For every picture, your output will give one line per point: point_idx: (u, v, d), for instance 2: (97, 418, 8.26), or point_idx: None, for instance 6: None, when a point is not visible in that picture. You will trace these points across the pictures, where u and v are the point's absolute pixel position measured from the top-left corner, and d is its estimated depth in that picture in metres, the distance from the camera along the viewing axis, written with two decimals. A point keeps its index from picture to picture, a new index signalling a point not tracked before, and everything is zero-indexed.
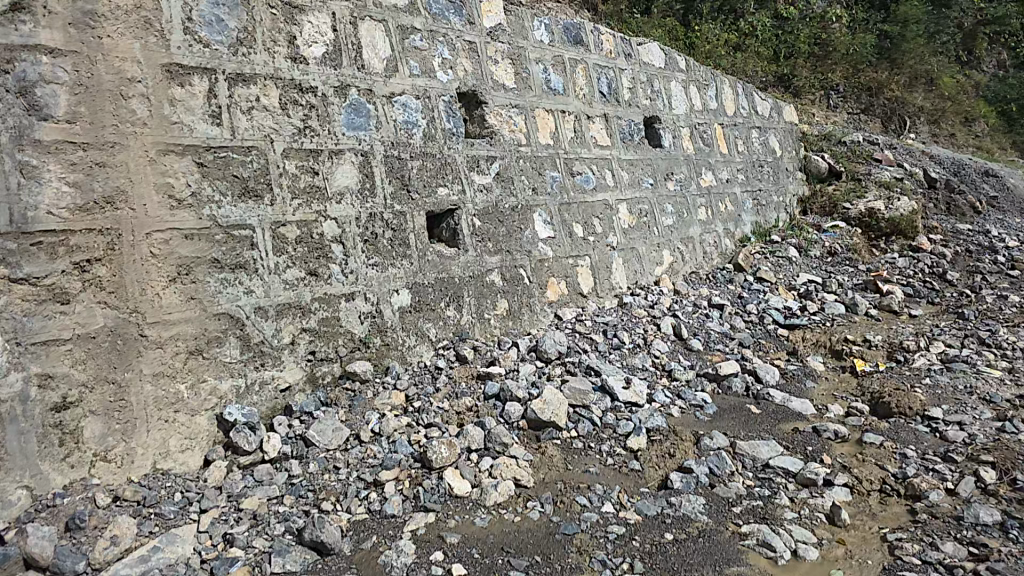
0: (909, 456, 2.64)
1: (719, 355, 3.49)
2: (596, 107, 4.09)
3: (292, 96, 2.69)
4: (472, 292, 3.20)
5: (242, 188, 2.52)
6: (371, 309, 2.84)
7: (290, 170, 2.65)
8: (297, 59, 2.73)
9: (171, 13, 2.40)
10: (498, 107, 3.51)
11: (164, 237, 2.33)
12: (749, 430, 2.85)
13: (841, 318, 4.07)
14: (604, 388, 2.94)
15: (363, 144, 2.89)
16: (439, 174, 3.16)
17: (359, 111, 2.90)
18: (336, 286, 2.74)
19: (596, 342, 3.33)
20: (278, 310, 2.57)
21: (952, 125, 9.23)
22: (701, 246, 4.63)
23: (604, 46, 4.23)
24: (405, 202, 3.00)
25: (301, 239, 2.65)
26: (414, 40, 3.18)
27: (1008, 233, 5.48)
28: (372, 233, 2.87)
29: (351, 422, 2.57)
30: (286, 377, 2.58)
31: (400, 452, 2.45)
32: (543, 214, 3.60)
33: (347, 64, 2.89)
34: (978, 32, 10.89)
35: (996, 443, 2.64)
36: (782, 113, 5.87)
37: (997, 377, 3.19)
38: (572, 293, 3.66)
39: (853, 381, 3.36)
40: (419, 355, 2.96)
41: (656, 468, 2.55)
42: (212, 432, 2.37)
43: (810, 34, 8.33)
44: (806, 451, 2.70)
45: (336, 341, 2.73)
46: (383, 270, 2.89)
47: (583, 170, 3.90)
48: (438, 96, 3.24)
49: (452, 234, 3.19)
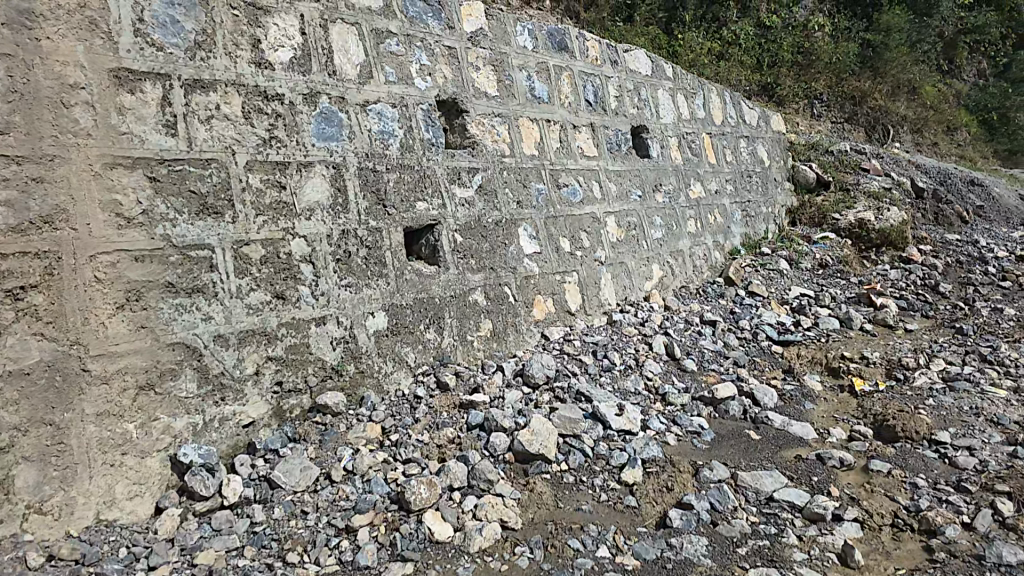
0: (920, 487, 2.49)
1: (714, 375, 3.32)
2: (582, 116, 3.93)
3: (256, 104, 2.48)
4: (454, 313, 2.99)
5: (200, 205, 2.30)
6: (344, 334, 2.62)
7: (254, 184, 2.44)
8: (262, 65, 2.52)
9: (120, 14, 2.19)
10: (480, 116, 3.33)
11: (110, 259, 2.10)
12: (750, 459, 2.68)
13: (836, 333, 3.93)
14: (596, 415, 2.75)
15: (335, 156, 2.68)
16: (418, 187, 2.96)
17: (330, 121, 2.70)
18: (306, 309, 2.52)
19: (586, 364, 3.14)
20: (240, 338, 2.35)
21: (935, 134, 9.26)
22: (690, 259, 4.48)
23: (589, 52, 4.07)
24: (381, 217, 2.79)
25: (266, 259, 2.44)
26: (391, 45, 2.98)
27: (997, 243, 5.41)
28: (345, 251, 2.65)
29: (321, 459, 2.35)
30: (249, 411, 2.36)
31: (375, 493, 2.24)
32: (529, 228, 3.42)
33: (316, 70, 2.68)
34: (958, 42, 10.97)
35: (1010, 470, 2.51)
36: (769, 122, 5.77)
37: (1003, 398, 3.06)
38: (559, 310, 3.47)
39: (853, 401, 3.21)
40: (396, 382, 2.75)
41: (654, 504, 2.36)
42: (165, 475, 2.14)
43: (793, 43, 8.29)
44: (811, 482, 2.53)
45: (305, 370, 2.51)
46: (358, 291, 2.67)
47: (570, 182, 3.73)
48: (416, 104, 3.05)
49: (432, 251, 2.98)
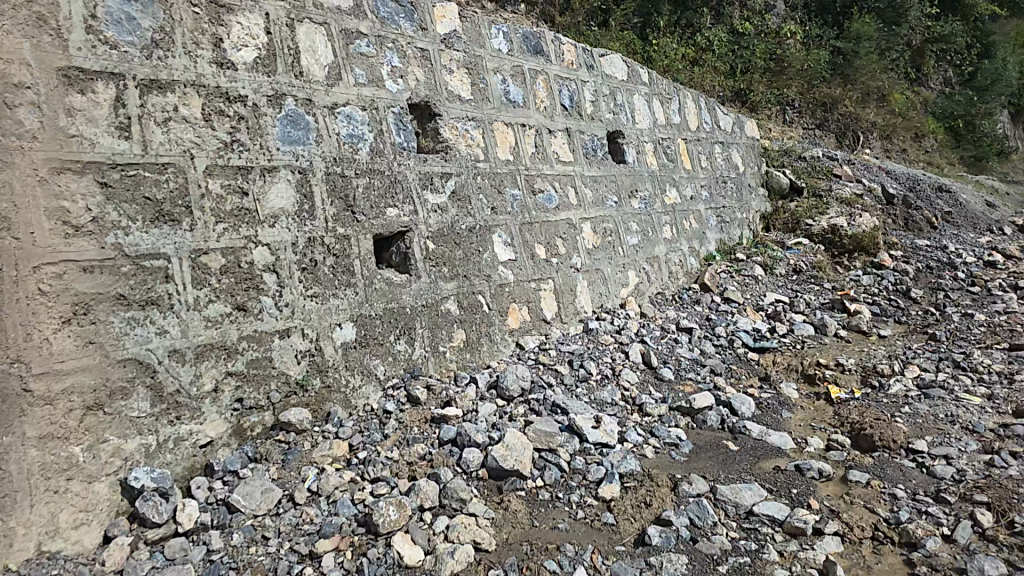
0: (899, 498, 2.46)
1: (691, 384, 3.27)
2: (558, 120, 3.86)
3: (217, 106, 2.35)
4: (426, 323, 2.89)
5: (155, 212, 2.17)
6: (310, 347, 2.50)
7: (214, 190, 2.31)
8: (224, 64, 2.39)
9: (71, 9, 2.06)
10: (453, 120, 3.24)
11: (56, 270, 1.97)
12: (729, 471, 2.63)
13: (811, 340, 3.91)
14: (572, 428, 2.67)
15: (301, 161, 2.56)
16: (388, 193, 2.85)
17: (296, 124, 2.58)
18: (269, 322, 2.40)
19: (562, 375, 3.07)
20: (198, 353, 2.22)
21: (903, 141, 9.42)
22: (666, 265, 4.44)
23: (565, 56, 4.01)
24: (349, 224, 2.68)
25: (226, 268, 2.31)
26: (361, 46, 2.88)
27: (965, 248, 5.49)
28: (311, 260, 2.53)
29: (284, 481, 2.24)
30: (207, 430, 2.24)
31: (341, 515, 2.14)
32: (503, 235, 3.33)
33: (282, 72, 2.56)
34: (925, 50, 11.18)
35: (988, 480, 2.50)
36: (744, 128, 5.78)
37: (978, 405, 3.06)
38: (534, 319, 3.39)
39: (830, 409, 3.19)
40: (365, 397, 2.64)
41: (632, 521, 2.29)
42: (114, 501, 2.01)
43: (766, 50, 8.37)
44: (790, 494, 2.49)
45: (268, 386, 2.39)
46: (324, 301, 2.56)
47: (545, 188, 3.66)
48: (387, 107, 2.94)
49: (403, 258, 2.88)
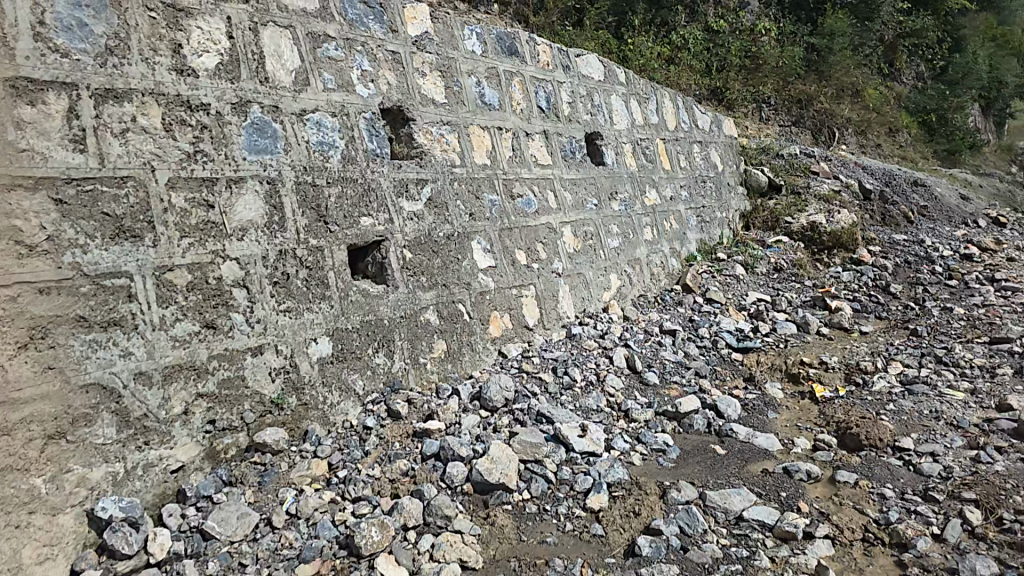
0: (888, 497, 2.43)
1: (676, 387, 3.22)
2: (535, 123, 3.81)
3: (178, 115, 2.26)
4: (405, 335, 2.81)
5: (115, 228, 2.07)
6: (284, 363, 2.41)
7: (177, 203, 2.22)
8: (185, 71, 2.30)
9: (17, 16, 1.95)
10: (428, 124, 3.16)
11: (9, 293, 1.87)
12: (717, 475, 2.58)
13: (794, 338, 3.89)
14: (558, 438, 2.61)
15: (269, 170, 2.47)
16: (362, 202, 2.77)
17: (263, 132, 2.49)
18: (240, 339, 2.31)
19: (545, 383, 3.00)
20: (166, 374, 2.13)
21: (877, 136, 9.53)
22: (648, 267, 4.41)
23: (540, 57, 3.96)
24: (322, 235, 2.60)
25: (193, 285, 2.22)
26: (329, 50, 2.79)
27: (941, 242, 5.57)
28: (283, 273, 2.45)
29: (261, 504, 2.15)
30: (178, 455, 2.15)
31: (322, 537, 2.06)
32: (482, 241, 3.27)
33: (246, 78, 2.47)
34: (897, 45, 11.30)
35: (975, 476, 2.47)
36: (721, 126, 5.77)
37: (961, 400, 3.03)
38: (516, 326, 3.33)
39: (815, 409, 3.16)
40: (344, 413, 2.55)
41: (621, 532, 2.23)
42: (81, 534, 1.91)
43: (741, 47, 8.41)
44: (780, 498, 2.44)
45: (241, 406, 2.30)
46: (298, 316, 2.47)
47: (524, 192, 3.60)
48: (358, 113, 2.86)
49: (379, 269, 2.80)
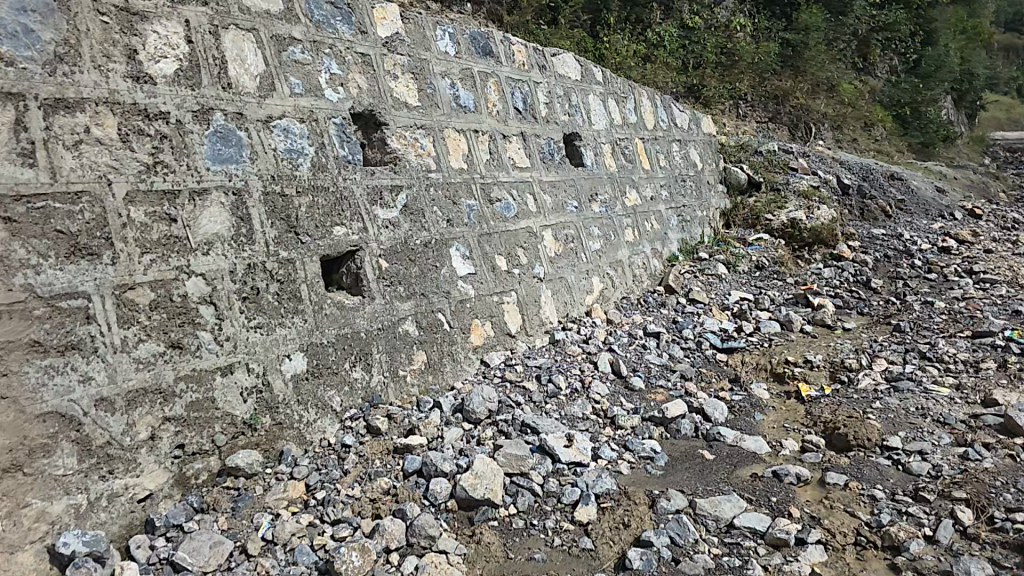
0: (879, 499, 2.31)
1: (662, 392, 3.14)
2: (511, 124, 3.73)
3: (136, 124, 2.15)
4: (383, 347, 2.71)
5: (70, 247, 1.96)
6: (256, 382, 2.30)
7: (137, 218, 2.11)
8: (141, 78, 2.19)
9: None
10: (401, 129, 3.07)
11: None
12: (707, 482, 2.45)
13: (778, 337, 3.85)
14: (543, 449, 2.49)
15: (234, 181, 2.37)
16: (334, 211, 2.67)
17: (227, 141, 2.38)
18: (208, 359, 2.20)
19: (530, 392, 2.91)
20: (129, 399, 2.01)
21: (854, 131, 9.60)
22: (630, 269, 4.36)
23: (516, 57, 3.88)
24: (293, 247, 2.49)
25: (157, 303, 2.11)
26: (295, 52, 2.69)
27: (919, 235, 5.64)
28: (253, 288, 2.34)
29: (235, 530, 2.05)
30: (145, 483, 2.03)
31: (300, 564, 1.96)
32: (461, 248, 3.18)
33: (207, 84, 2.36)
34: (871, 39, 11.38)
35: (964, 474, 2.37)
36: (700, 124, 5.75)
37: (947, 397, 2.97)
38: (498, 334, 3.25)
39: (802, 409, 3.05)
40: (322, 431, 2.45)
41: (611, 545, 2.13)
42: (41, 572, 1.79)
43: (716, 44, 8.43)
44: (770, 503, 2.31)
45: (211, 429, 2.18)
46: (270, 332, 2.36)
47: (502, 196, 3.52)
48: (328, 118, 2.77)
49: (354, 279, 2.71)
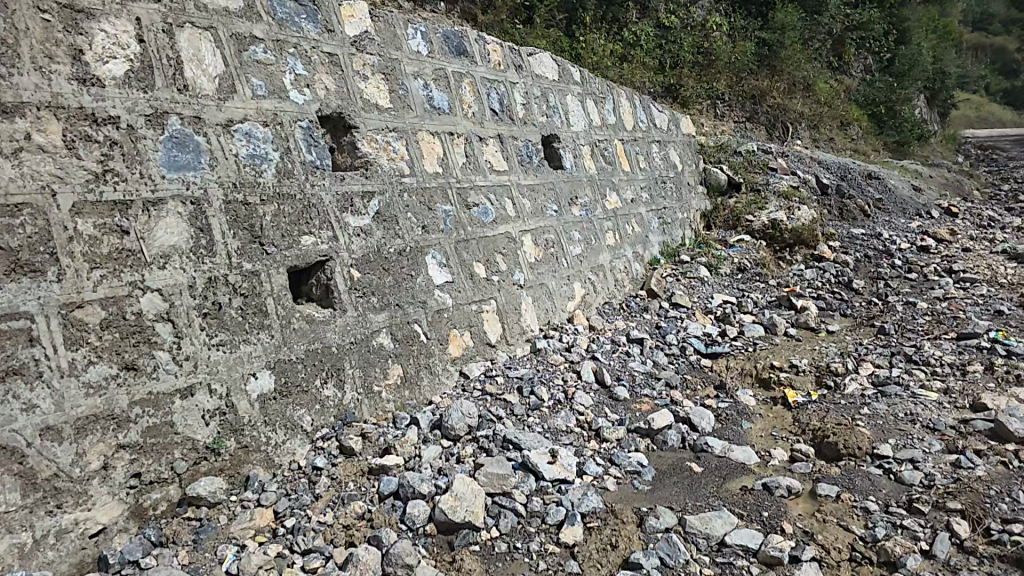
0: (873, 511, 2.22)
1: (647, 400, 3.04)
2: (488, 126, 3.62)
3: (83, 130, 2.01)
4: (356, 362, 2.58)
5: (10, 263, 1.82)
6: (219, 404, 2.15)
7: (86, 231, 1.96)
8: (87, 80, 2.04)
9: None
10: (372, 132, 2.94)
11: None
12: (697, 497, 2.34)
13: (762, 341, 3.78)
14: (526, 466, 2.36)
15: (193, 189, 2.22)
16: (302, 219, 2.54)
17: (184, 146, 2.23)
18: (166, 380, 2.04)
19: (511, 405, 2.80)
20: (78, 427, 1.85)
21: (830, 130, 9.65)
22: (612, 273, 4.27)
23: (490, 57, 3.77)
24: (258, 259, 2.35)
25: (108, 322, 1.96)
26: (256, 52, 2.55)
27: (898, 234, 5.65)
28: (214, 303, 2.20)
29: (197, 565, 1.90)
30: (97, 517, 1.87)
31: None
32: (437, 255, 3.06)
33: (161, 86, 2.21)
34: (845, 39, 11.43)
35: (958, 484, 2.30)
36: (679, 125, 5.69)
37: (935, 401, 2.92)
38: (477, 344, 3.13)
39: (789, 416, 2.97)
40: (291, 453, 2.30)
41: (598, 568, 2.00)
42: None
43: (693, 43, 8.40)
44: (762, 518, 2.20)
45: (170, 455, 2.03)
46: (233, 349, 2.21)
47: (480, 201, 3.41)
48: (293, 121, 2.63)
49: (324, 291, 2.57)
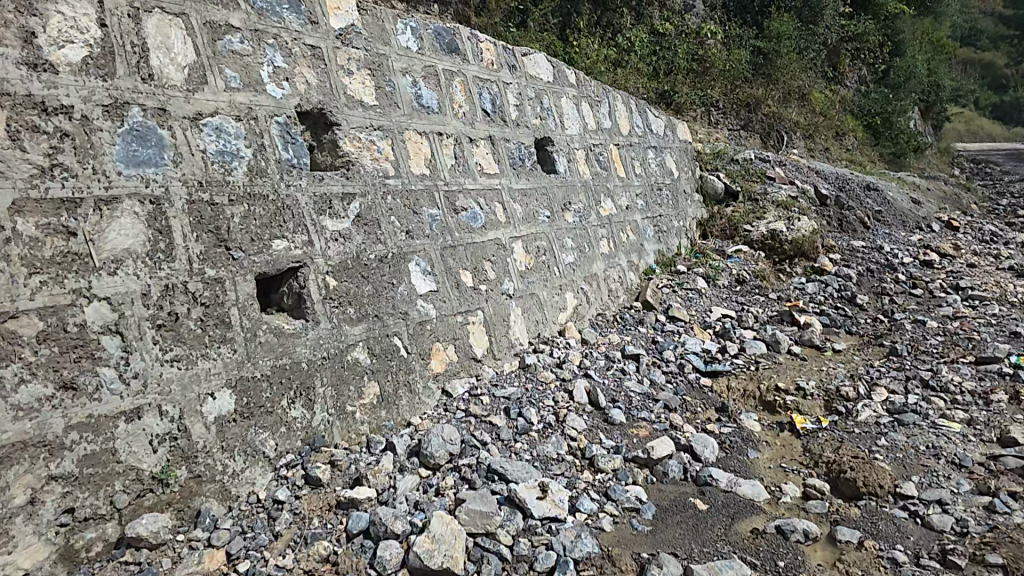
0: (901, 563, 2.03)
1: (644, 424, 2.85)
2: (479, 127, 3.43)
3: (29, 119, 1.80)
4: (329, 380, 2.37)
5: None
6: (171, 427, 1.93)
7: (25, 232, 1.75)
8: (39, 66, 1.83)
9: None
10: (355, 130, 2.74)
11: None
12: (701, 541, 2.15)
13: (764, 358, 3.60)
14: (513, 501, 2.16)
15: (152, 186, 2.01)
16: (274, 221, 2.33)
17: (145, 140, 2.02)
18: (110, 402, 1.82)
19: (496, 429, 2.60)
20: (2, 456, 1.64)
21: (825, 140, 9.55)
22: (605, 283, 4.08)
23: (484, 55, 3.58)
24: (222, 264, 2.14)
25: (46, 335, 1.75)
26: (231, 42, 2.34)
27: (902, 248, 5.51)
28: (171, 313, 1.98)
29: None
30: (18, 561, 1.64)
31: None
32: (422, 263, 2.86)
33: (123, 74, 2.00)
34: (841, 50, 11.38)
35: (996, 534, 2.13)
36: (676, 131, 5.54)
37: (959, 434, 2.76)
38: (461, 359, 2.92)
39: (797, 444, 2.79)
40: (250, 483, 2.09)
41: None
42: None
43: (687, 50, 8.27)
44: (777, 569, 2.01)
45: (110, 487, 1.81)
46: (190, 365, 2.00)
47: (469, 205, 3.21)
48: (269, 117, 2.42)
49: (296, 300, 2.36)
